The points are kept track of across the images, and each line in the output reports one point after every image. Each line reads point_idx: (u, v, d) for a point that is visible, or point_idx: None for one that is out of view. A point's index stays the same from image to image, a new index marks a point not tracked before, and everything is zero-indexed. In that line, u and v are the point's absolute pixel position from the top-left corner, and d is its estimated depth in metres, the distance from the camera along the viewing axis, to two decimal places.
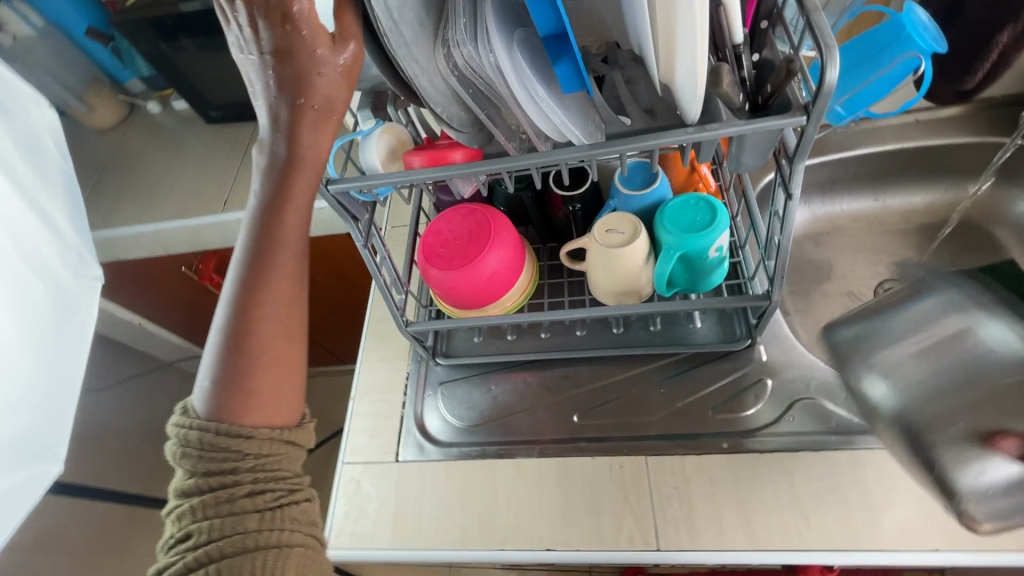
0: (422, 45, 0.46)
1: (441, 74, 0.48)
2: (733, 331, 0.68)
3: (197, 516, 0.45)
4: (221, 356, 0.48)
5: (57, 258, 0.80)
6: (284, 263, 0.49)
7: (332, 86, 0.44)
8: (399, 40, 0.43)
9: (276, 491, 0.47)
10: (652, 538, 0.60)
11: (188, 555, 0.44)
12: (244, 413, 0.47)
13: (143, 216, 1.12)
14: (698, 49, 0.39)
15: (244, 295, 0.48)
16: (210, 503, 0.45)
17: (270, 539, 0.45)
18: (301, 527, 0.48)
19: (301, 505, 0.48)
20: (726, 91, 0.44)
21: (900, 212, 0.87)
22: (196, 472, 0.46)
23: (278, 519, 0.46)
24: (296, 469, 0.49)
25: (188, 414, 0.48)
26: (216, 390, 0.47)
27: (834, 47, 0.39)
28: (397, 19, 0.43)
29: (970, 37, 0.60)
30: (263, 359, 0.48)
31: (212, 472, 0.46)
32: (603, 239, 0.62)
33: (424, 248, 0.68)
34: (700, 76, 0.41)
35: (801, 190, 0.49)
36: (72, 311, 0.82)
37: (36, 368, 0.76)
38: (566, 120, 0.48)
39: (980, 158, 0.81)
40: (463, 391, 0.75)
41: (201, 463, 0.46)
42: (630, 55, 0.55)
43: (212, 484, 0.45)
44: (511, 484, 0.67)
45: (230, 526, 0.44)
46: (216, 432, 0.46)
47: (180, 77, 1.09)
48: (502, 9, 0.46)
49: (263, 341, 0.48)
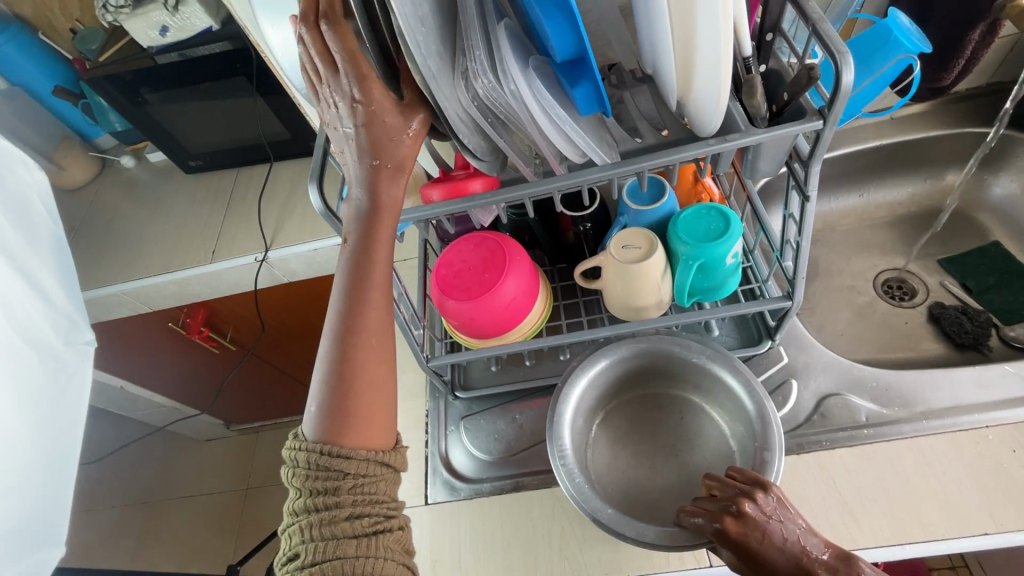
0: (447, 76, 0.46)
1: (459, 105, 0.48)
2: (753, 335, 0.69)
3: (305, 537, 0.46)
4: (322, 381, 0.50)
5: (48, 325, 0.75)
6: (376, 288, 0.50)
7: (404, 149, 0.47)
8: (430, 76, 0.43)
9: (374, 517, 0.47)
10: (703, 555, 0.58)
11: (298, 574, 0.46)
12: (344, 438, 0.48)
13: (125, 273, 1.08)
14: (720, 62, 0.41)
15: (340, 322, 0.50)
16: (315, 525, 0.46)
17: (364, 567, 0.45)
18: (394, 555, 0.48)
19: (396, 533, 0.49)
20: (758, 102, 0.45)
21: (885, 205, 0.91)
22: (304, 491, 0.48)
23: (375, 546, 0.46)
24: (391, 494, 0.50)
25: (297, 438, 0.50)
26: (319, 415, 0.49)
27: (846, 54, 0.41)
28: (424, 56, 0.42)
29: (946, 36, 0.63)
30: (359, 385, 0.49)
31: (318, 493, 0.47)
32: (620, 255, 0.62)
33: (439, 281, 0.67)
34: (723, 87, 0.42)
35: (817, 191, 0.50)
36: (65, 380, 0.77)
37: (28, 446, 0.71)
38: (586, 141, 0.48)
39: (955, 148, 0.85)
40: (486, 423, 0.73)
41: (309, 481, 0.48)
42: (633, 74, 0.57)
43: (318, 506, 0.47)
44: (549, 515, 0.65)
45: (331, 551, 0.45)
46: (320, 456, 0.47)
47: (157, 128, 1.06)
48: (516, 39, 0.47)
49: (359, 367, 0.49)
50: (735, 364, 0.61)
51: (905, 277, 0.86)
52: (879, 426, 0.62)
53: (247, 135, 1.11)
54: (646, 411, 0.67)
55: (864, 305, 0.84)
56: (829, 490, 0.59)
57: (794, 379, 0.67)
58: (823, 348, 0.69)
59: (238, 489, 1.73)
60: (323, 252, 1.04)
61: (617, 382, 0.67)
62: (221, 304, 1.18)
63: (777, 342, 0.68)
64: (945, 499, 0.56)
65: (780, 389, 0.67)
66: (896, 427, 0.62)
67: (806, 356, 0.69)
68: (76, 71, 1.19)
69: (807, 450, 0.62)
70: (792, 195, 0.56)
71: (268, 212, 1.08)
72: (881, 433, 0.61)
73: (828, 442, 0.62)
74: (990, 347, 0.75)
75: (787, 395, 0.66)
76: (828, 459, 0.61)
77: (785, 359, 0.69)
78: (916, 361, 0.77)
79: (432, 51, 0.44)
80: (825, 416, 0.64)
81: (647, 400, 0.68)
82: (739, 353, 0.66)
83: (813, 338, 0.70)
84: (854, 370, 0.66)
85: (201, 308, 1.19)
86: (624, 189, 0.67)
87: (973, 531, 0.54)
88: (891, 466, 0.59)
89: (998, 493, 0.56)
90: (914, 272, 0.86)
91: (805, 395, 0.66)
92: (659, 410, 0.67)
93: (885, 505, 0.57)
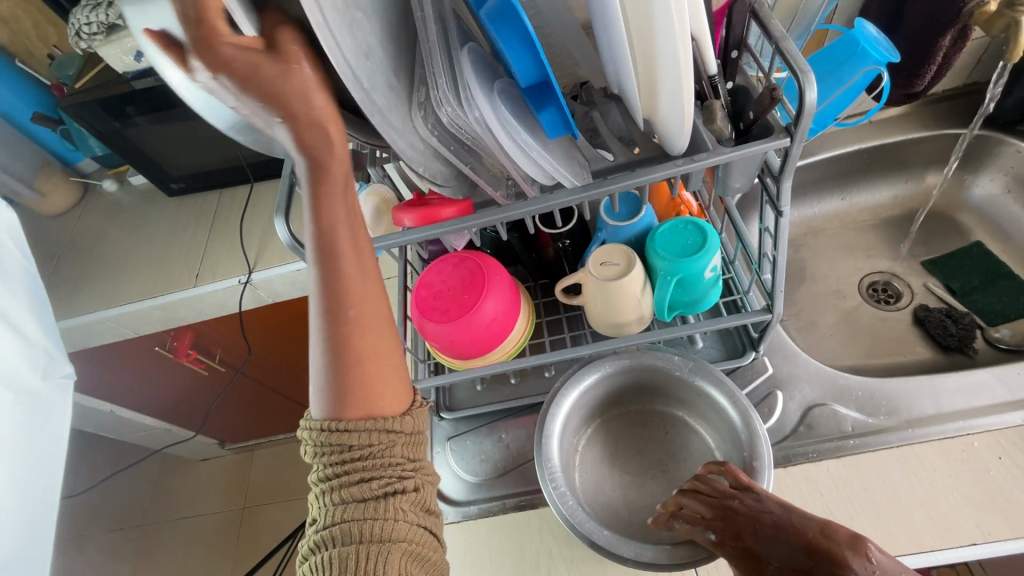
0: (397, 109, 0.45)
1: (415, 135, 0.47)
2: (736, 346, 0.69)
3: (324, 502, 0.48)
4: (322, 357, 0.50)
5: (25, 363, 0.75)
6: (350, 255, 0.48)
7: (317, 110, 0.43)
8: (374, 110, 0.42)
9: (384, 480, 0.48)
10: (692, 574, 0.58)
11: (318, 537, 0.48)
12: (349, 408, 0.49)
13: (108, 299, 1.07)
14: (682, 83, 0.41)
15: (323, 297, 0.49)
16: (332, 490, 0.48)
17: (378, 530, 0.46)
18: (410, 516, 0.48)
19: (410, 494, 0.49)
20: (720, 126, 0.45)
21: (868, 208, 0.91)
22: (320, 461, 0.49)
23: (387, 509, 0.47)
24: (405, 457, 0.50)
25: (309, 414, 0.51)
26: (324, 391, 0.49)
27: (809, 72, 0.41)
28: (367, 92, 0.41)
29: (917, 42, 0.63)
30: (356, 355, 0.49)
31: (331, 461, 0.49)
32: (599, 272, 0.62)
33: (418, 303, 0.67)
34: (687, 108, 0.42)
35: (790, 206, 0.50)
36: (45, 418, 0.76)
37: (8, 486, 0.70)
38: (555, 163, 0.48)
39: (935, 149, 0.85)
40: (472, 443, 0.72)
41: (322, 453, 0.49)
42: (602, 91, 0.56)
43: (333, 472, 0.48)
44: (537, 536, 0.64)
45: (346, 513, 0.47)
46: (327, 428, 0.48)
47: (137, 153, 1.05)
48: (479, 64, 0.46)
49: (353, 335, 0.49)
50: (704, 366, 0.62)
51: (890, 279, 0.86)
52: (865, 435, 0.62)
53: (228, 157, 1.10)
54: (629, 427, 0.67)
55: (850, 309, 0.84)
56: (816, 502, 0.59)
57: (779, 390, 0.67)
58: (808, 357, 0.68)
59: (234, 509, 1.71)
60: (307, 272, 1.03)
61: (600, 399, 0.66)
62: (208, 327, 1.17)
63: (761, 353, 0.67)
64: (933, 508, 0.56)
65: (766, 400, 0.66)
66: (882, 436, 0.61)
67: (790, 366, 0.68)
68: (53, 97, 1.18)
69: (793, 463, 0.61)
70: (766, 209, 0.55)
71: (251, 233, 1.07)
72: (867, 442, 0.61)
73: (814, 453, 0.62)
74: (976, 349, 0.75)
75: (773, 406, 0.66)
76: (816, 471, 0.60)
77: (770, 369, 0.68)
78: (902, 365, 0.77)
79: (379, 85, 0.43)
80: (811, 427, 0.63)
81: (630, 416, 0.68)
82: (723, 365, 0.66)
83: (797, 347, 0.70)
84: (839, 379, 0.66)
85: (188, 331, 1.18)
86: (602, 205, 0.67)
87: (961, 541, 0.54)
88: (878, 476, 0.59)
89: (985, 502, 0.55)
90: (898, 275, 0.86)
91: (790, 406, 0.65)
92: (642, 424, 0.67)
93: (873, 517, 0.57)
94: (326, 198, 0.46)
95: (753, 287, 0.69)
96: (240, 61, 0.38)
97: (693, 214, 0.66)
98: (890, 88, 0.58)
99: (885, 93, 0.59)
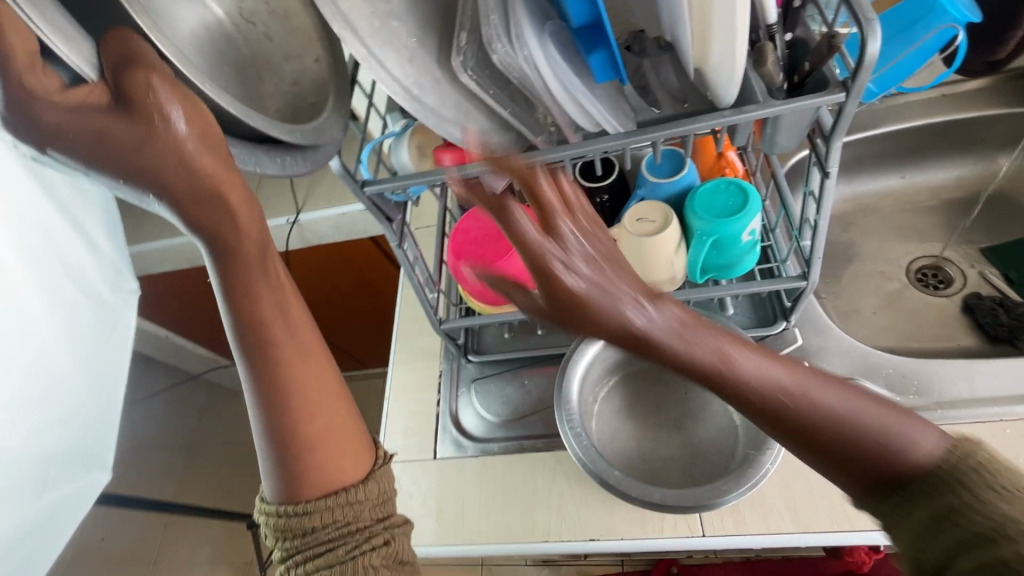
0: (449, 98, 0.50)
1: (476, 111, 0.52)
2: (768, 315, 0.68)
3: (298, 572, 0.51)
4: (269, 448, 0.52)
5: (96, 273, 0.82)
6: (279, 338, 0.52)
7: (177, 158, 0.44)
8: (423, 105, 0.48)
9: (351, 543, 0.51)
10: (697, 525, 0.60)
11: None
12: (307, 487, 0.51)
13: (169, 229, 1.14)
14: (737, 28, 0.40)
15: (262, 386, 0.52)
16: (302, 560, 0.51)
17: None
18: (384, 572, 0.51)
19: (379, 550, 0.51)
20: (769, 71, 0.44)
21: (927, 188, 0.86)
22: (286, 541, 0.52)
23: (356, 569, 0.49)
24: (366, 518, 0.52)
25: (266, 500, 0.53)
26: (279, 477, 0.52)
27: (874, 21, 0.39)
28: (414, 92, 0.48)
29: (1005, 5, 0.59)
30: (308, 430, 0.52)
31: (297, 537, 0.51)
32: (634, 228, 0.62)
33: (454, 246, 0.69)
34: (740, 55, 0.41)
35: (837, 168, 0.49)
36: (113, 325, 0.84)
37: (83, 384, 0.77)
38: (599, 109, 0.48)
39: (1011, 128, 0.80)
40: (496, 387, 0.75)
41: (285, 534, 0.52)
42: (656, 40, 0.55)
43: (301, 544, 0.51)
44: (551, 477, 0.67)
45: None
46: (287, 511, 0.51)
47: None
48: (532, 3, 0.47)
49: (303, 411, 0.53)
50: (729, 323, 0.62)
51: (941, 264, 0.83)
52: None
53: None
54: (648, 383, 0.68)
55: (894, 291, 0.81)
56: None
57: (808, 361, 0.66)
58: (841, 331, 0.67)
59: None
60: (351, 216, 1.06)
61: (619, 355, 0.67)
62: None
63: (792, 323, 0.67)
64: None
65: None
66: None
67: (822, 339, 0.67)
68: None
69: None
70: (813, 172, 0.54)
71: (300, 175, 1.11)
72: None
73: None
74: None
75: None
76: None
77: (800, 340, 0.68)
78: (943, 351, 0.75)
79: (429, 81, 0.49)
80: None
81: (653, 376, 0.68)
82: (751, 332, 0.66)
83: (830, 321, 0.68)
84: (871, 355, 0.65)
85: None
86: (644, 161, 0.66)
87: None
88: None
89: None
90: (952, 260, 0.82)
91: None
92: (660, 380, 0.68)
93: None
94: (248, 283, 0.52)
95: (791, 257, 0.68)
96: (73, 124, 0.40)
97: (737, 177, 0.65)
98: (966, 51, 0.54)
99: (959, 59, 0.56)
